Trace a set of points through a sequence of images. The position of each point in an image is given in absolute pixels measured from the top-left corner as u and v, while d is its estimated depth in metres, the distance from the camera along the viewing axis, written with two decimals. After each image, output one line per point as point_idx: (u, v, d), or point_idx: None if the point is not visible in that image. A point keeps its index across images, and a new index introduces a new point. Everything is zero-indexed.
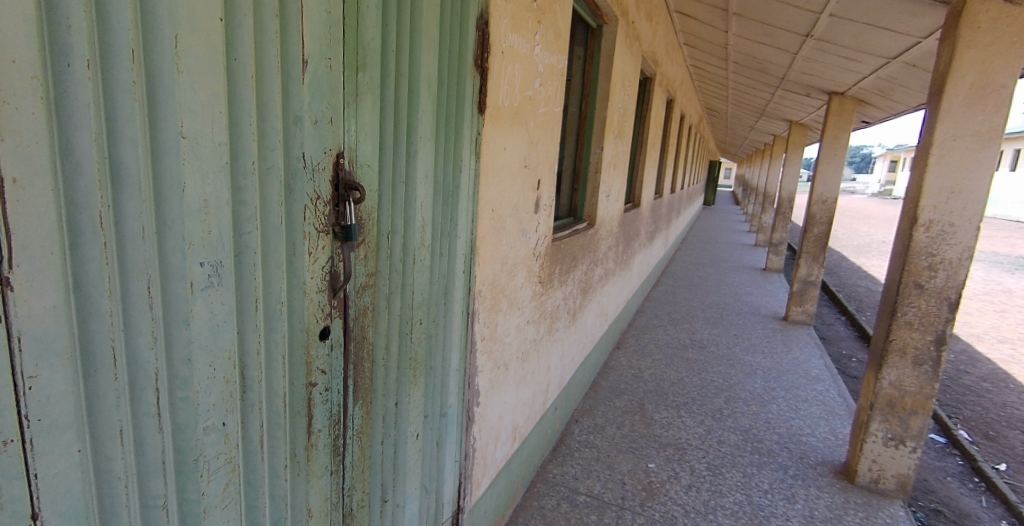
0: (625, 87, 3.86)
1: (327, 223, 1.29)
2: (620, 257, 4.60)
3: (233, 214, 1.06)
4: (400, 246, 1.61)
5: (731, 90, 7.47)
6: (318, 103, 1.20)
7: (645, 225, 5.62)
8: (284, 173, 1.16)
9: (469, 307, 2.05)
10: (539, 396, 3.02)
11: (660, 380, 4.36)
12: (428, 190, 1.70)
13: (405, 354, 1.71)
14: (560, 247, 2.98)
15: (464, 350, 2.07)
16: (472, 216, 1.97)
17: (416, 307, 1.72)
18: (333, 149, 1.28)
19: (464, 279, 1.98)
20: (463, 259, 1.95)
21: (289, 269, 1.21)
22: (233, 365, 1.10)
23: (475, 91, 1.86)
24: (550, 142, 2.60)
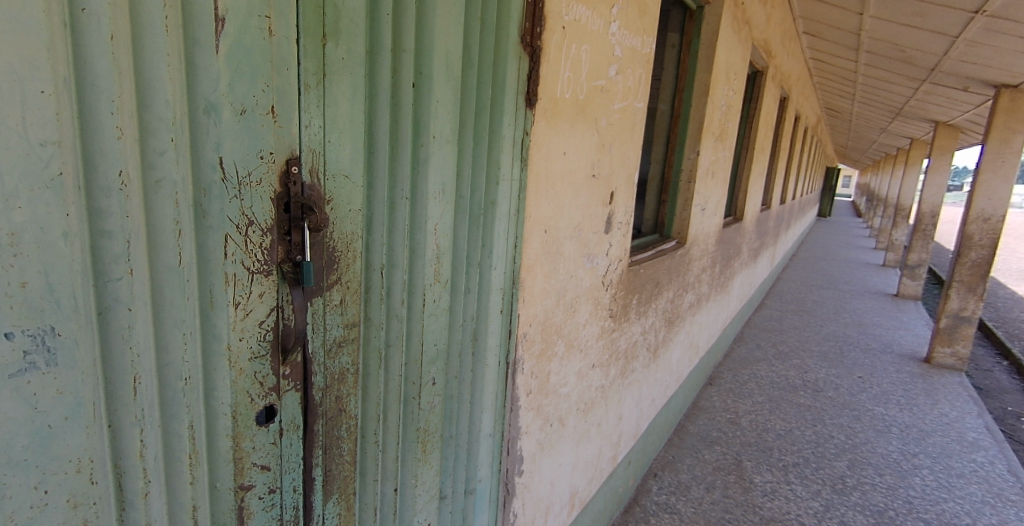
0: (730, 80, 3.22)
1: (268, 261, 0.90)
2: (716, 280, 3.93)
3: (83, 255, 0.68)
4: (402, 284, 1.19)
5: (861, 86, 6.41)
6: (246, 86, 0.82)
7: (749, 241, 4.85)
8: (188, 186, 0.78)
9: (509, 357, 1.60)
10: (608, 451, 2.48)
11: (763, 430, 3.63)
12: (447, 208, 1.27)
13: (410, 425, 1.29)
14: (639, 273, 2.44)
15: (502, 410, 1.62)
16: (516, 241, 1.52)
17: (428, 363, 1.30)
18: (278, 153, 0.88)
19: (502, 321, 1.54)
20: (499, 296, 1.50)
21: (203, 329, 0.83)
22: (93, 478, 0.73)
23: (521, 77, 1.41)
24: (629, 144, 2.09)
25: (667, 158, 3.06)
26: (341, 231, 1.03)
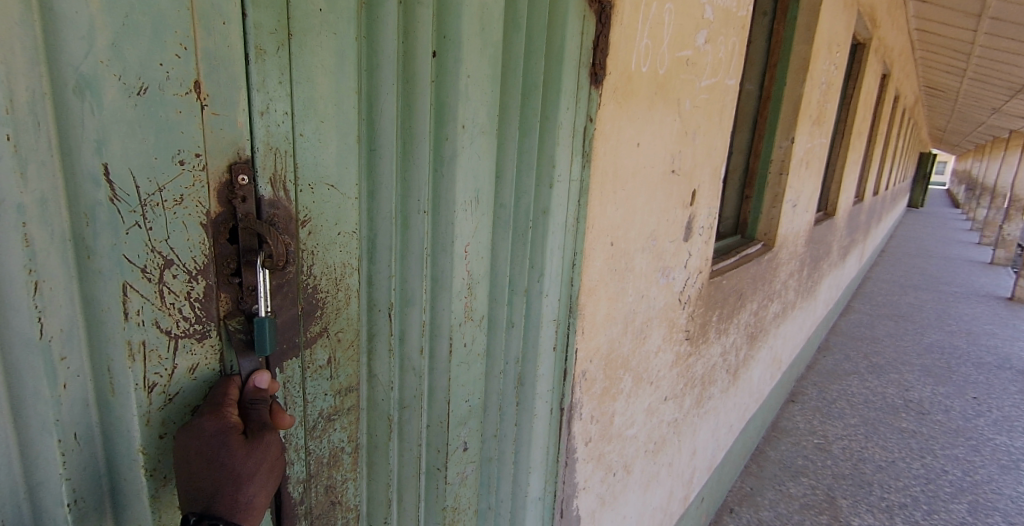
0: (833, 51, 2.72)
1: (203, 317, 0.65)
2: (803, 284, 3.43)
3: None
4: (418, 325, 0.91)
5: (977, 59, 5.56)
6: (146, 51, 0.55)
7: (840, 239, 4.27)
8: (54, 210, 0.53)
9: (564, 404, 1.26)
10: (678, 492, 2.11)
11: (859, 461, 3.13)
12: (479, 220, 0.98)
13: (433, 503, 1.04)
14: (721, 286, 2.04)
15: (555, 470, 1.30)
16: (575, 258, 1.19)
17: (457, 425, 1.03)
18: (213, 159, 0.62)
19: (555, 359, 1.21)
20: (552, 330, 1.17)
21: (96, 423, 0.59)
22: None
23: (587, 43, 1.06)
24: (717, 131, 1.69)
25: (753, 146, 2.59)
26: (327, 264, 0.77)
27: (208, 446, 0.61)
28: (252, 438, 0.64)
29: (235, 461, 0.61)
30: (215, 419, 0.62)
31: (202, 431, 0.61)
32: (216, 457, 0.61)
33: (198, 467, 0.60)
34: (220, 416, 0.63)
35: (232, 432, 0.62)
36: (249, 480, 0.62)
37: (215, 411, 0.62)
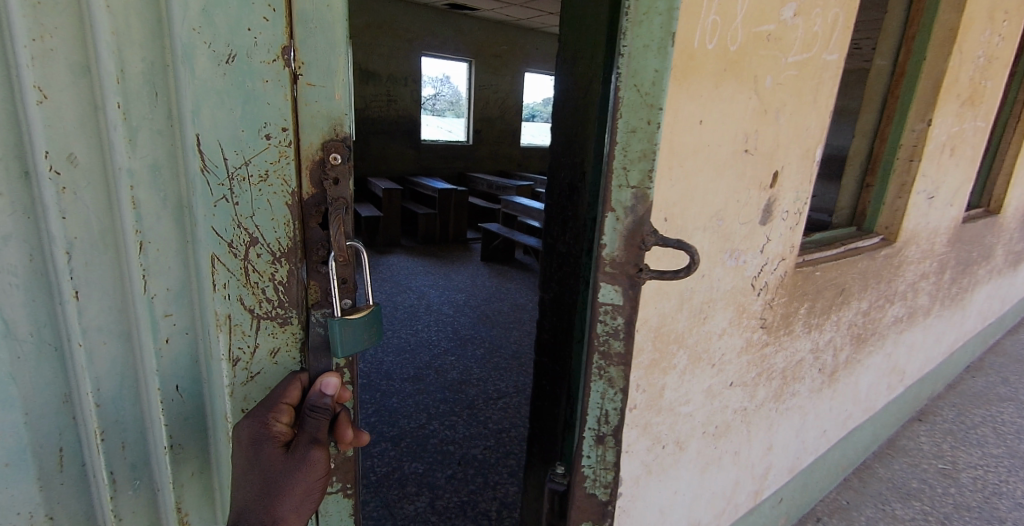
0: (998, 20, 2.35)
1: (288, 294, 0.81)
2: (944, 289, 3.03)
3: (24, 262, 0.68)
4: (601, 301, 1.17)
5: None
6: (237, 16, 0.69)
7: (1007, 241, 3.66)
8: (162, 173, 0.74)
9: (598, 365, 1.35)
10: (748, 485, 2.06)
11: (994, 495, 2.74)
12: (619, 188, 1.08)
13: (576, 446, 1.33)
14: (813, 277, 1.93)
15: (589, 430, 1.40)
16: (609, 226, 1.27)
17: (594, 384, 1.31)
18: (306, 133, 0.76)
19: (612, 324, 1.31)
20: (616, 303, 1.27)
21: (197, 353, 0.82)
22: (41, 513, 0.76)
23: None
24: (811, 110, 1.61)
25: (879, 129, 2.36)
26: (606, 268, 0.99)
27: (252, 450, 0.74)
28: (294, 452, 0.74)
29: (274, 469, 0.74)
30: (262, 427, 0.75)
31: (249, 439, 0.74)
32: (259, 464, 0.74)
33: (245, 467, 0.74)
34: (267, 425, 0.75)
35: (269, 442, 0.75)
36: (287, 487, 0.74)
37: (261, 419, 0.75)
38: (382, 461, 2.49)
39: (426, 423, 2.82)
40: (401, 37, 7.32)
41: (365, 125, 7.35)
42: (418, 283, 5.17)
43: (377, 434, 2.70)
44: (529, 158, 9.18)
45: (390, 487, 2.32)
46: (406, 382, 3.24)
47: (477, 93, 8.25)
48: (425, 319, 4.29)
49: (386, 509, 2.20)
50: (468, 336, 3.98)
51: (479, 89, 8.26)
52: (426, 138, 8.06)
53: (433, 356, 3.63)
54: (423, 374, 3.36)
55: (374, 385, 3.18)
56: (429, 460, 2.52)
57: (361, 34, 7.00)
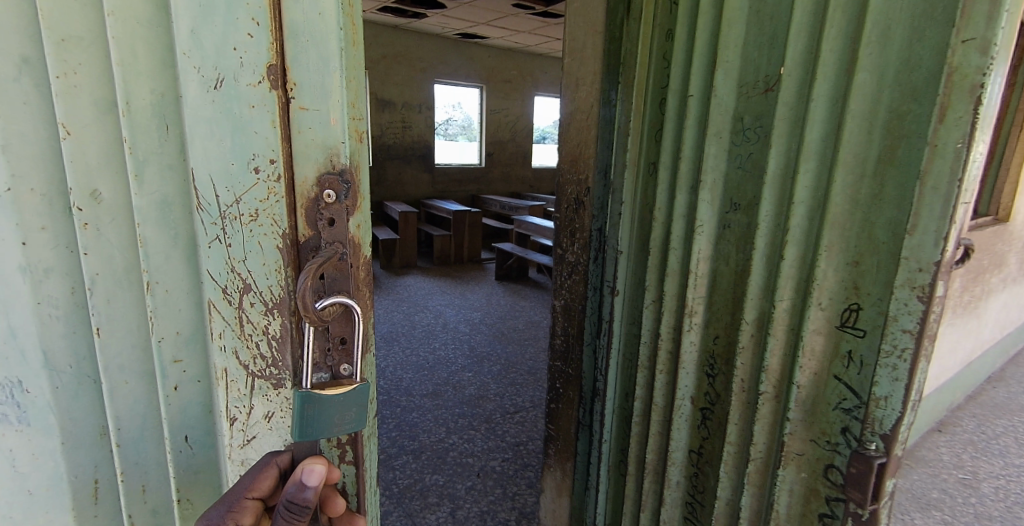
0: None
1: (287, 348, 0.77)
2: (956, 298, 3.04)
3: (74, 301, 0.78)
4: (720, 300, 1.17)
5: None
6: (222, 35, 0.68)
7: (1017, 250, 3.67)
8: (170, 209, 0.76)
9: (628, 362, 1.38)
10: None
11: (1016, 504, 2.71)
12: (794, 212, 1.02)
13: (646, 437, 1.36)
14: None
15: (627, 427, 1.41)
16: (643, 229, 1.31)
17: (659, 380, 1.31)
18: (300, 164, 0.72)
19: (653, 321, 1.31)
20: (661, 302, 1.28)
21: (204, 406, 0.83)
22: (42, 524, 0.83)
23: (667, 43, 1.21)
24: None
25: None
26: (888, 278, 0.91)
27: None
28: None
29: None
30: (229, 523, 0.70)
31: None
32: None
33: None
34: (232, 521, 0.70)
35: None
36: None
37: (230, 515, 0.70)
38: (404, 473, 2.57)
39: (445, 437, 2.89)
40: (415, 66, 7.58)
41: (381, 151, 7.58)
42: (433, 303, 5.28)
43: (398, 447, 2.78)
44: (541, 180, 9.34)
45: (413, 497, 2.40)
46: (425, 398, 3.32)
47: (489, 118, 8.47)
48: (442, 337, 4.39)
49: (409, 518, 2.26)
50: (485, 353, 4.06)
51: (491, 114, 8.47)
52: (440, 162, 8.27)
53: (450, 372, 3.71)
54: (441, 390, 3.44)
55: (394, 401, 3.27)
56: (449, 472, 2.58)
57: (377, 64, 7.26)
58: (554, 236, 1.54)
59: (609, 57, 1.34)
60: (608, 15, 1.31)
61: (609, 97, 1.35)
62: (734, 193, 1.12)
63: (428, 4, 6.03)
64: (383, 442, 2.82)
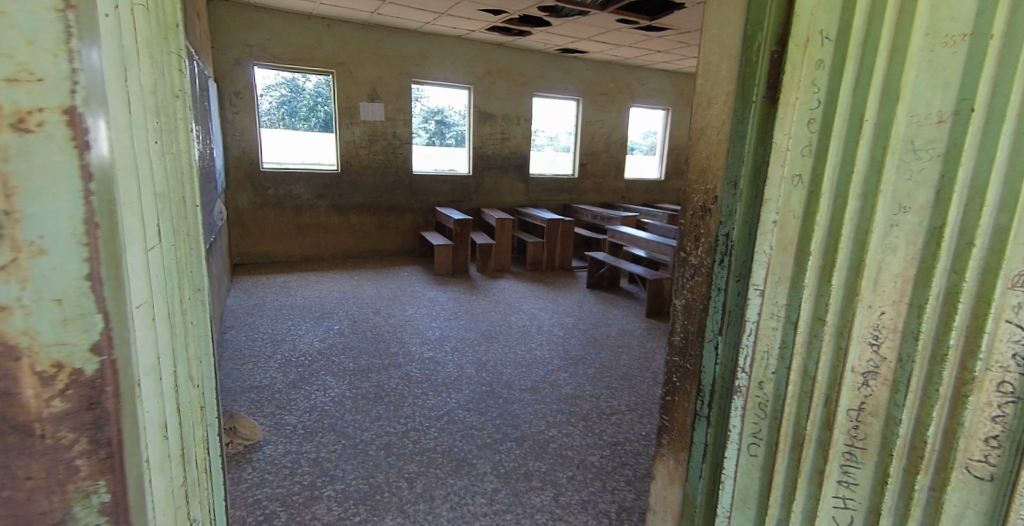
0: None
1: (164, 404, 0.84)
2: None
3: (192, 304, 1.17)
4: (878, 282, 1.14)
5: None
6: None
7: None
8: None
9: (776, 346, 1.35)
10: None
11: None
12: (983, 218, 0.99)
13: (797, 415, 1.31)
14: None
15: (769, 411, 1.37)
16: (793, 230, 1.29)
17: (813, 354, 1.26)
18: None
19: (812, 307, 1.26)
20: (822, 287, 1.24)
21: None
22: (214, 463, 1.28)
23: (818, 71, 1.22)
24: None
25: None
26: None
27: None
28: None
29: None
30: None
31: None
32: None
33: None
34: None
35: None
36: None
37: None
38: (510, 457, 2.80)
39: (545, 430, 3.07)
40: (515, 80, 7.89)
41: (481, 161, 7.97)
42: (527, 306, 5.52)
43: (502, 434, 3.02)
44: (634, 190, 9.34)
45: (519, 479, 2.61)
46: (524, 392, 3.53)
47: (585, 129, 8.62)
48: (537, 337, 4.58)
49: (515, 497, 2.48)
50: (579, 356, 4.19)
51: (587, 125, 8.60)
52: (535, 172, 8.53)
53: (547, 371, 3.89)
54: (539, 386, 3.63)
55: (495, 392, 3.53)
56: (551, 461, 2.76)
57: (481, 80, 7.65)
58: (678, 240, 1.65)
59: (744, 79, 1.40)
60: (747, 41, 1.39)
61: (740, 114, 1.41)
62: (905, 198, 1.09)
63: (534, 22, 6.29)
64: (488, 428, 3.09)
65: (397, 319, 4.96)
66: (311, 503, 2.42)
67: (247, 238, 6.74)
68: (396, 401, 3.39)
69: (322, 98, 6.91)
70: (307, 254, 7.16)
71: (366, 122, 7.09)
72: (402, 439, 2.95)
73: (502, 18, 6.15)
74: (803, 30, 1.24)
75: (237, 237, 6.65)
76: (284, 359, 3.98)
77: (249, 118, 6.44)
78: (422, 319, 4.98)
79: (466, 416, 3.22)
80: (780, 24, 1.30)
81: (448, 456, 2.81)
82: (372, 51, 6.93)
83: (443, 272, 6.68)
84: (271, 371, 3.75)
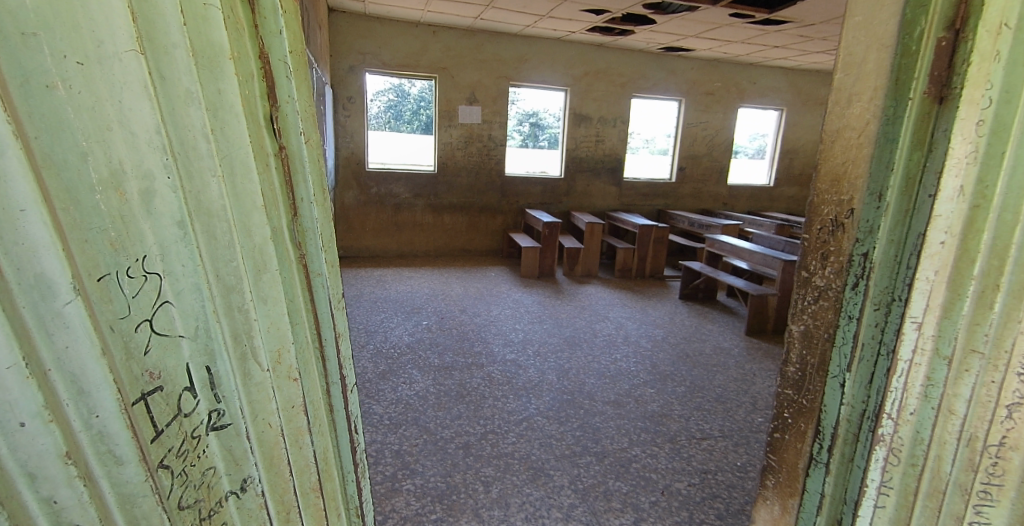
0: None
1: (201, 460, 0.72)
2: None
3: (308, 283, 1.02)
4: None
5: None
6: None
7: None
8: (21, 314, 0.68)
9: (917, 384, 1.13)
10: None
11: None
12: None
13: (938, 462, 1.10)
14: None
15: (905, 459, 1.16)
16: (949, 249, 1.07)
17: (956, 389, 1.07)
18: None
19: (965, 339, 1.05)
20: (979, 315, 1.03)
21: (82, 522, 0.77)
22: (282, 436, 0.98)
23: (995, 65, 1.00)
24: None
25: None
26: None
27: None
28: None
29: None
30: None
31: None
32: None
33: None
34: None
35: None
36: None
37: None
38: (589, 473, 2.68)
39: (628, 447, 2.92)
40: (614, 82, 7.69)
41: (574, 163, 7.85)
42: (613, 314, 5.34)
43: (582, 447, 2.90)
44: (735, 198, 8.78)
45: (597, 497, 2.49)
46: (607, 405, 3.39)
47: (685, 133, 8.23)
48: (624, 348, 4.40)
49: (593, 517, 2.36)
50: (668, 372, 3.97)
51: (687, 128, 8.21)
52: (629, 176, 8.29)
53: (632, 385, 3.71)
54: (623, 400, 3.47)
55: (577, 402, 3.42)
56: (633, 482, 2.61)
57: (579, 82, 7.53)
58: (800, 257, 1.45)
59: (899, 72, 1.19)
60: (905, 28, 1.17)
61: (892, 115, 1.20)
62: None
63: (637, 21, 6.08)
64: (568, 439, 2.98)
65: (482, 319, 4.98)
66: (391, 495, 2.44)
67: (348, 233, 7.09)
68: (476, 401, 3.38)
69: (425, 102, 7.14)
70: (401, 250, 7.41)
71: (463, 124, 7.21)
72: (480, 441, 2.92)
73: (604, 18, 5.99)
74: (984, 15, 1.02)
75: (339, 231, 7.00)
76: (376, 350, 4.11)
77: (358, 121, 6.76)
78: (506, 321, 4.96)
79: (545, 424, 3.13)
80: (953, 5, 1.08)
81: (525, 463, 2.74)
82: (473, 56, 7.03)
83: (529, 274, 6.65)
84: (362, 360, 3.88)
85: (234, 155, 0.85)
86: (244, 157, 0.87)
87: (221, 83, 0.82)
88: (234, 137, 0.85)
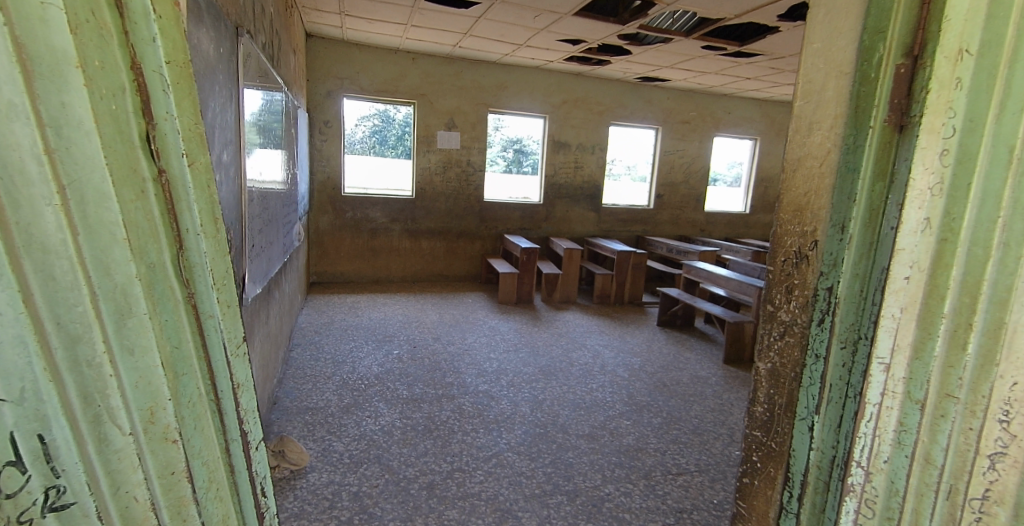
0: None
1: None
2: None
3: (200, 326, 0.89)
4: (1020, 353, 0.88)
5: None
6: None
7: None
8: None
9: (889, 430, 1.04)
10: None
11: None
12: None
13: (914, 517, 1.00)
14: None
15: (879, 512, 1.06)
16: (916, 285, 1.00)
17: (932, 438, 0.98)
18: None
19: (939, 382, 0.97)
20: (953, 357, 0.95)
21: None
22: (153, 510, 0.82)
23: (957, 92, 0.95)
24: None
25: None
26: None
27: None
28: None
29: None
30: None
31: None
32: None
33: None
34: None
35: None
36: None
37: None
38: (559, 514, 2.54)
39: (601, 485, 2.79)
40: (593, 110, 7.75)
41: (553, 189, 7.84)
42: (590, 342, 5.24)
43: (553, 486, 2.77)
44: (713, 224, 8.84)
45: None
46: (581, 439, 3.26)
47: (663, 160, 8.30)
48: (600, 378, 4.29)
49: None
50: (644, 403, 3.86)
51: (665, 155, 8.28)
52: (609, 202, 8.29)
53: (608, 417, 3.60)
54: (597, 433, 3.35)
55: (550, 436, 3.29)
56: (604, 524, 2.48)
57: (558, 109, 7.57)
58: (765, 290, 1.38)
59: (858, 100, 1.15)
60: (863, 54, 1.13)
61: (853, 143, 1.15)
62: None
63: (614, 51, 6.14)
64: (539, 476, 2.85)
65: (456, 348, 4.84)
66: None
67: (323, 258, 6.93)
68: (444, 436, 3.23)
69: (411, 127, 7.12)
70: (377, 276, 7.26)
71: (441, 150, 7.17)
72: (445, 480, 2.78)
73: (581, 47, 6.04)
74: (942, 41, 0.98)
75: (314, 257, 6.85)
76: (342, 381, 3.95)
77: (335, 146, 6.68)
78: (481, 349, 4.83)
79: (516, 461, 2.99)
80: (911, 30, 1.04)
81: (492, 505, 2.60)
82: (452, 82, 7.04)
83: (507, 301, 6.54)
84: (327, 393, 3.72)
85: (81, 177, 0.74)
86: (98, 180, 0.75)
87: (61, 94, 0.72)
88: (81, 157, 0.74)
